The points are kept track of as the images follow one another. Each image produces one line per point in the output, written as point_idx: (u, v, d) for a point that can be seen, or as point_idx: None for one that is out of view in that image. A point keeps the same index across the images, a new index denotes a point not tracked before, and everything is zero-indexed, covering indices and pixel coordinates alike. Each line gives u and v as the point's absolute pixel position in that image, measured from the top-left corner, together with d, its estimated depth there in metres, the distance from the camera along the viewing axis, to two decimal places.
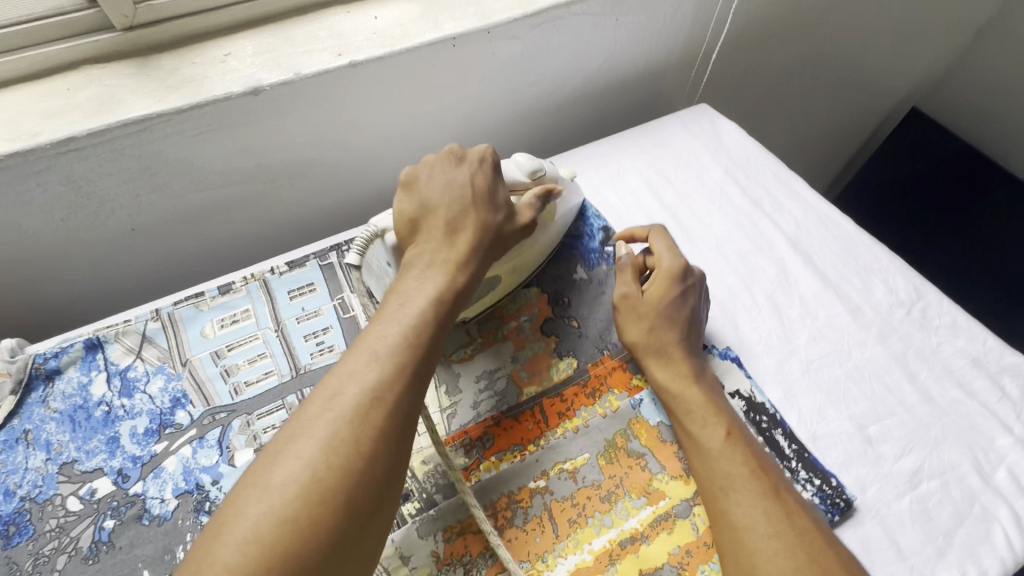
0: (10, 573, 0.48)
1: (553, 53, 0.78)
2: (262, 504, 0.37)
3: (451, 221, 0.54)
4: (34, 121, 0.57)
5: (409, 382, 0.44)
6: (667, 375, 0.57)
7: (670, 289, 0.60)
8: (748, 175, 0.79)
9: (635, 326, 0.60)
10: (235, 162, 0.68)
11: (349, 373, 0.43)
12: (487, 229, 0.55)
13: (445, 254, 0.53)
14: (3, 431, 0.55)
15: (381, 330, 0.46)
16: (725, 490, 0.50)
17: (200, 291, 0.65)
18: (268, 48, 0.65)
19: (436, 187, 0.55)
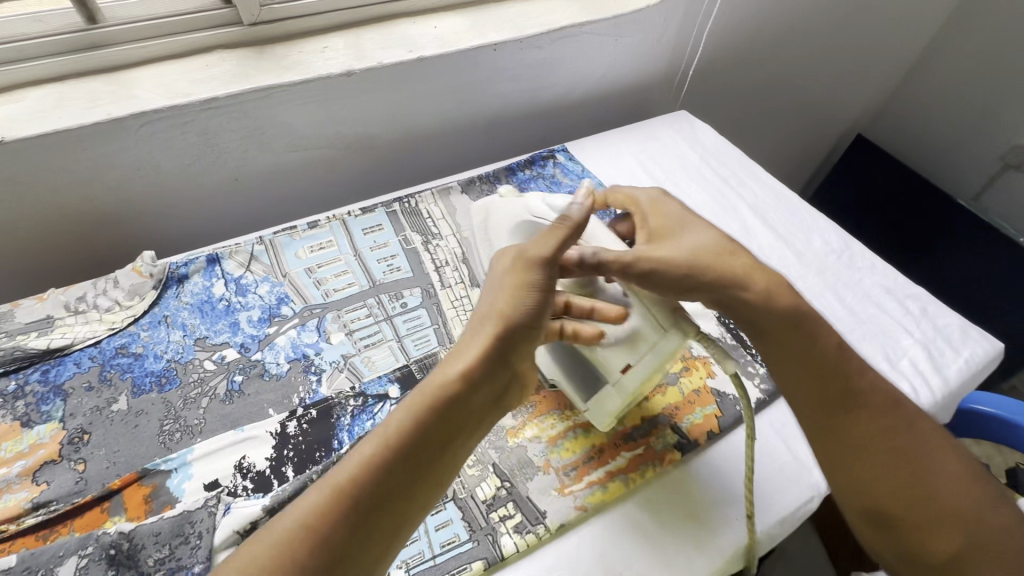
0: (165, 408, 0.62)
1: (567, 61, 1.00)
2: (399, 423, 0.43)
3: (493, 289, 0.51)
4: (185, 86, 0.75)
5: (502, 342, 0.48)
6: (730, 296, 0.55)
7: (666, 206, 0.62)
8: (718, 161, 1.01)
9: (671, 277, 0.55)
10: (324, 130, 0.86)
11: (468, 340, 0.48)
12: (536, 288, 0.50)
13: (495, 311, 0.49)
14: (147, 315, 0.70)
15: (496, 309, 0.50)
16: (844, 407, 0.52)
17: (292, 226, 0.82)
18: (356, 45, 0.85)
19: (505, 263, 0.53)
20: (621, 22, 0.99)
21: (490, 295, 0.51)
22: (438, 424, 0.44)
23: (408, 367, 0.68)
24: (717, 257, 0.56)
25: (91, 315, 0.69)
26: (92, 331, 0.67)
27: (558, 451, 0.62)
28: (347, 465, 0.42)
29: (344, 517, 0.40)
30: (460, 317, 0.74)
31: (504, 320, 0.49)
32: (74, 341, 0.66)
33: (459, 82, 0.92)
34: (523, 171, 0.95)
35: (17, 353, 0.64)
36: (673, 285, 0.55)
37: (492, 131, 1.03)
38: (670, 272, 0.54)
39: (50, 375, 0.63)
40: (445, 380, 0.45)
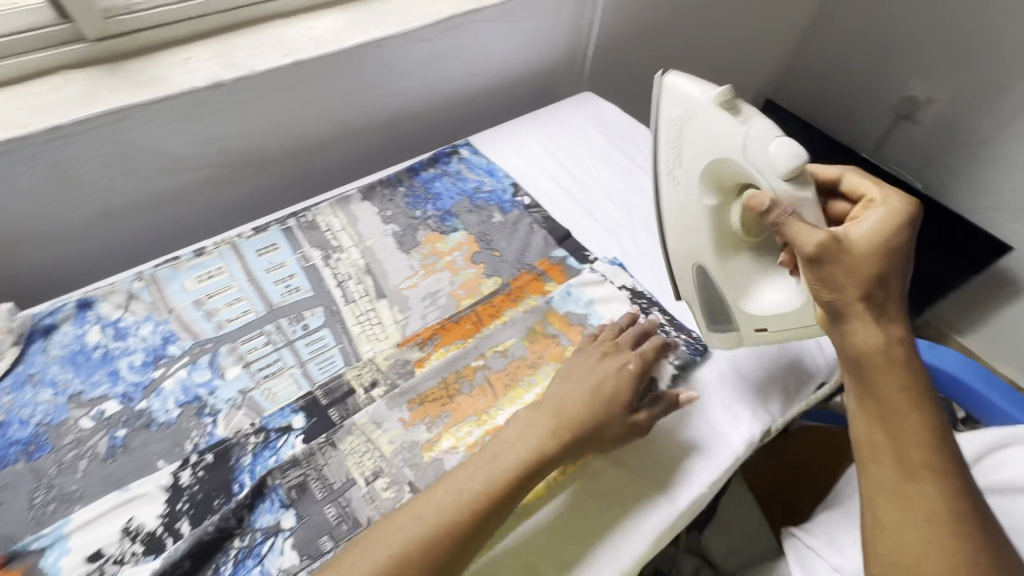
0: (35, 478, 0.56)
1: (461, 52, 0.97)
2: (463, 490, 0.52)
3: (568, 380, 0.61)
4: (22, 116, 0.67)
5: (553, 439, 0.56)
6: (867, 340, 0.49)
7: (902, 226, 0.51)
8: (624, 140, 1.01)
9: (841, 284, 0.50)
10: (201, 148, 0.80)
11: (527, 428, 0.57)
12: (603, 385, 0.61)
13: (577, 400, 0.59)
14: (9, 377, 0.63)
15: (559, 401, 0.59)
16: (913, 475, 0.47)
17: (175, 256, 0.75)
18: (223, 53, 0.79)
19: (579, 366, 0.63)
20: (511, 8, 0.96)
21: (564, 387, 0.61)
22: (516, 495, 0.53)
23: (312, 393, 0.64)
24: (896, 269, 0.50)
25: None
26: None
27: None
28: (426, 506, 0.51)
29: (423, 558, 0.48)
30: (367, 332, 0.70)
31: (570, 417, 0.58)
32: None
33: (346, 84, 0.87)
34: (427, 170, 0.91)
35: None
36: (843, 289, 0.50)
37: (393, 131, 0.99)
38: (839, 269, 0.49)
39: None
40: (526, 456, 0.55)
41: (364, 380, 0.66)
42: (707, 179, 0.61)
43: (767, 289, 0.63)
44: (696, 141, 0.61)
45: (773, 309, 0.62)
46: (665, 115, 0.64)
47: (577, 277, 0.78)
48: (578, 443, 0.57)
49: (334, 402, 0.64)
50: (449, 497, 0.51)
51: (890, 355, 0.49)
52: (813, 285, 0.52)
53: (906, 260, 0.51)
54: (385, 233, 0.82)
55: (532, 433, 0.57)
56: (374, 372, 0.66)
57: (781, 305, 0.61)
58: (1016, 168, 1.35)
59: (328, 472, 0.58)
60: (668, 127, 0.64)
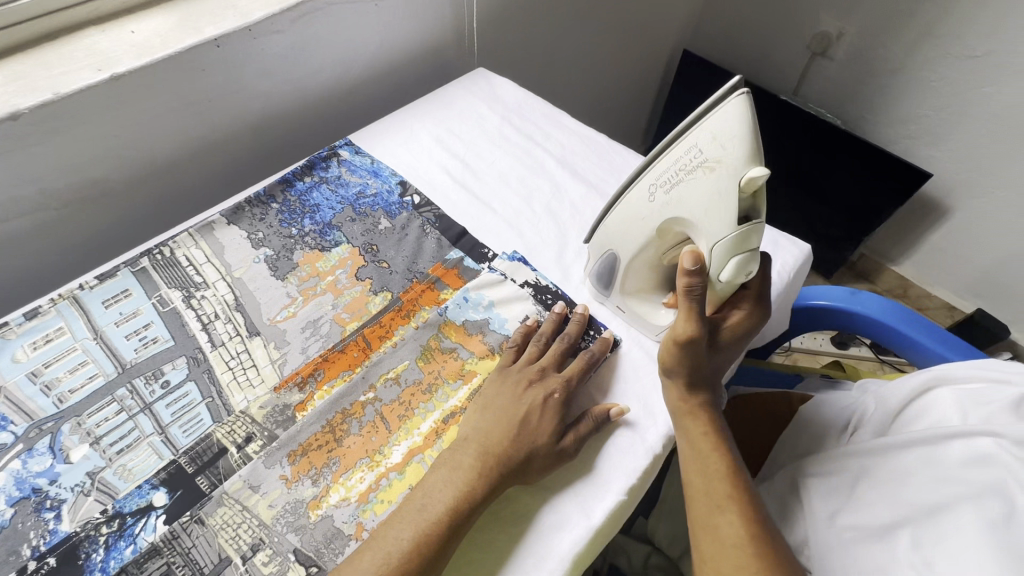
0: None
1: (325, 41, 0.86)
2: (377, 555, 0.47)
3: (490, 411, 0.57)
4: None
5: (473, 487, 0.52)
6: (675, 400, 0.57)
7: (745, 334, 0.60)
8: (520, 116, 0.93)
9: (688, 366, 0.56)
10: (17, 191, 0.68)
11: (447, 479, 0.52)
12: (526, 412, 0.57)
13: (496, 432, 0.55)
14: None
15: (477, 437, 0.55)
16: (721, 506, 0.51)
17: (3, 322, 0.64)
18: (22, 76, 0.66)
19: (499, 392, 0.59)
20: None
21: (488, 423, 0.56)
22: (444, 546, 0.49)
23: (176, 462, 0.56)
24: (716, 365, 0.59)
25: None
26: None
27: (371, 508, 0.54)
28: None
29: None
30: (239, 379, 0.62)
31: (490, 453, 0.54)
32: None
33: (189, 94, 0.76)
34: (303, 179, 0.82)
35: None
36: (684, 368, 0.56)
37: (264, 139, 0.89)
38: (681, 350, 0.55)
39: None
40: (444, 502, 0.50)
41: (237, 437, 0.58)
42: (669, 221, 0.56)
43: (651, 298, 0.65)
44: (693, 189, 0.52)
45: (653, 321, 0.65)
46: (698, 141, 0.51)
47: (474, 279, 0.71)
48: (505, 480, 0.53)
49: (202, 468, 0.56)
50: (366, 573, 0.46)
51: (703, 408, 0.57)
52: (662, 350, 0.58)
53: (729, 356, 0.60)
54: (255, 259, 0.72)
55: (456, 475, 0.52)
56: (249, 425, 0.58)
57: (657, 321, 0.65)
58: (928, 94, 1.34)
59: (196, 555, 0.50)
60: (688, 150, 0.52)
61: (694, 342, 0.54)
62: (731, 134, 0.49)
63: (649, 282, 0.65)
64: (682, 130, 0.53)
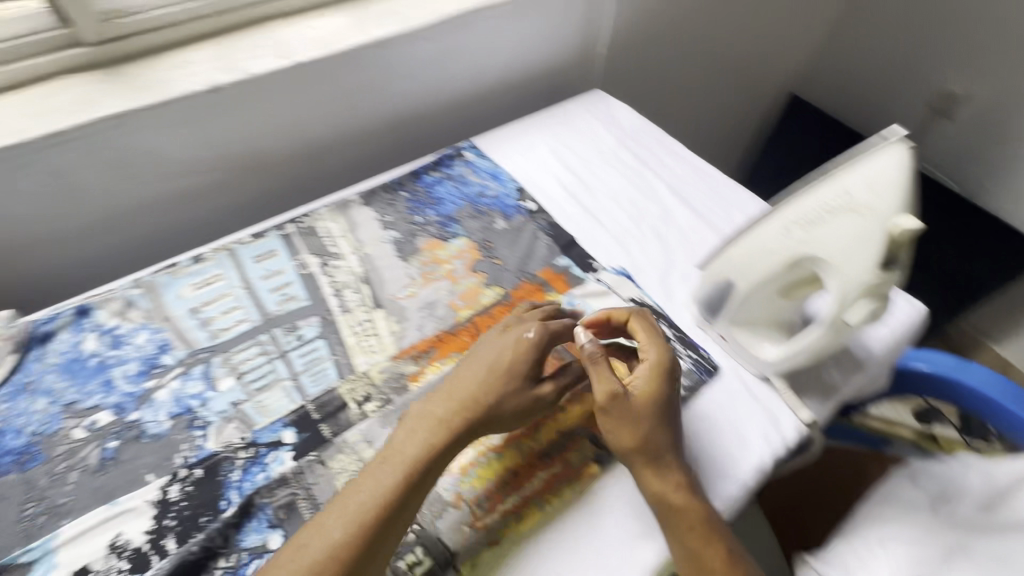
0: (28, 490, 0.56)
1: (468, 51, 0.94)
2: (341, 511, 0.50)
3: (413, 428, 0.55)
4: (23, 122, 0.66)
5: (441, 442, 0.54)
6: (658, 489, 0.55)
7: (665, 382, 0.59)
8: (635, 140, 0.97)
9: (628, 425, 0.56)
10: (200, 152, 0.78)
11: (412, 433, 0.55)
12: (503, 369, 0.58)
13: (435, 417, 0.56)
14: (7, 385, 0.63)
15: (448, 393, 0.57)
16: None
17: (174, 262, 0.75)
18: (222, 54, 0.77)
19: (485, 352, 0.60)
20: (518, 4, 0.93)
21: (468, 370, 0.59)
22: (404, 501, 0.51)
23: (304, 408, 0.63)
24: (659, 402, 0.58)
25: None
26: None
27: (470, 481, 0.58)
28: (318, 558, 0.47)
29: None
30: (362, 344, 0.68)
31: (467, 401, 0.56)
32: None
33: (348, 85, 0.85)
34: (430, 174, 0.89)
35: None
36: (636, 448, 0.56)
37: (397, 133, 0.97)
38: (619, 424, 0.56)
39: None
40: (390, 494, 0.50)
41: (357, 395, 0.64)
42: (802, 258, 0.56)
43: (757, 332, 0.66)
44: (839, 231, 0.54)
45: (755, 354, 0.66)
46: (851, 186, 0.53)
47: (580, 287, 0.75)
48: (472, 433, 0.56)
49: (326, 416, 0.62)
50: (351, 505, 0.50)
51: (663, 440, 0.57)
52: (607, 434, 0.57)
53: (667, 391, 0.59)
54: (383, 240, 0.80)
55: (420, 427, 0.55)
56: (368, 386, 0.64)
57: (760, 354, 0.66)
58: None
59: (317, 492, 0.56)
60: (835, 193, 0.54)
61: (615, 401, 0.57)
62: (889, 180, 0.52)
63: (760, 315, 0.66)
64: (830, 176, 0.56)
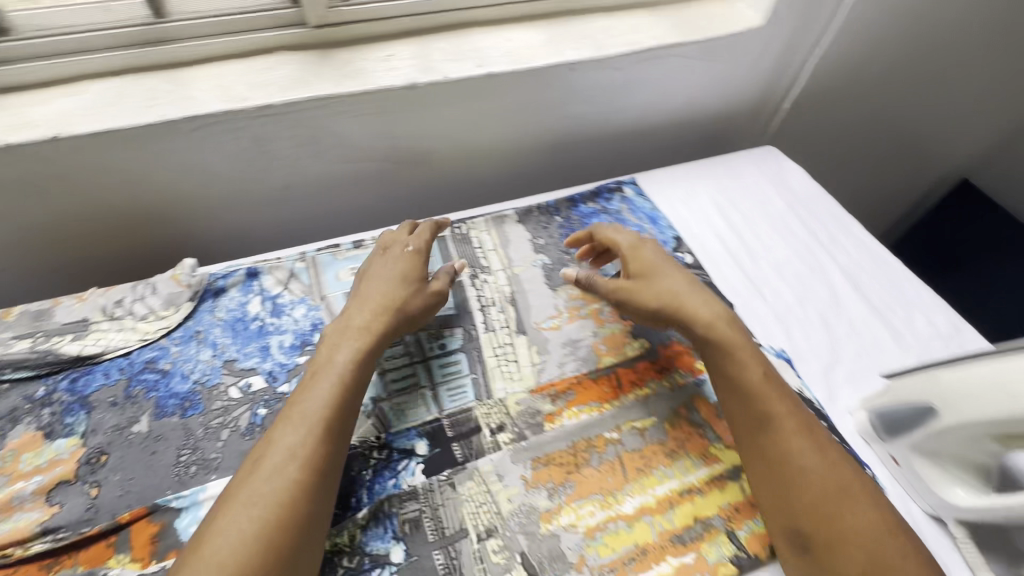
0: (185, 436, 0.59)
1: (649, 85, 0.90)
2: (307, 407, 0.55)
3: (342, 337, 0.61)
4: (243, 90, 0.71)
5: (363, 353, 0.60)
6: (725, 361, 0.61)
7: (653, 258, 0.69)
8: (807, 210, 0.89)
9: (663, 297, 0.65)
10: (379, 142, 0.81)
11: (337, 346, 0.60)
12: (405, 278, 0.66)
13: (358, 327, 0.62)
14: (180, 329, 0.67)
15: (348, 321, 0.62)
16: (801, 471, 0.54)
17: (336, 244, 0.77)
18: (422, 53, 0.79)
19: (377, 273, 0.67)
20: (714, 46, 0.88)
21: (372, 285, 0.66)
22: (354, 399, 0.58)
23: (439, 421, 0.62)
24: (658, 273, 0.68)
25: (127, 322, 0.67)
26: (126, 340, 0.65)
27: (595, 547, 0.55)
28: (276, 465, 0.51)
29: (290, 523, 0.48)
30: (501, 368, 0.67)
31: (372, 311, 0.63)
32: (105, 349, 0.64)
33: (527, 101, 0.84)
34: (587, 204, 0.87)
35: (49, 359, 0.62)
36: (683, 309, 0.64)
37: (556, 153, 0.96)
38: (671, 312, 0.64)
39: (77, 385, 0.61)
40: (319, 417, 0.54)
41: (491, 422, 0.62)
42: None
43: (950, 474, 0.57)
44: None
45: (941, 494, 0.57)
46: None
47: None
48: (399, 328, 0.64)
49: (459, 437, 0.61)
50: (322, 397, 0.56)
51: (728, 381, 0.60)
52: (651, 301, 0.65)
53: (658, 257, 0.70)
54: (533, 263, 0.78)
55: (352, 337, 0.61)
56: (503, 415, 0.63)
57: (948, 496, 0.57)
58: None
59: (443, 515, 0.55)
60: None
61: (654, 304, 0.65)
62: None
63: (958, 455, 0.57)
64: None
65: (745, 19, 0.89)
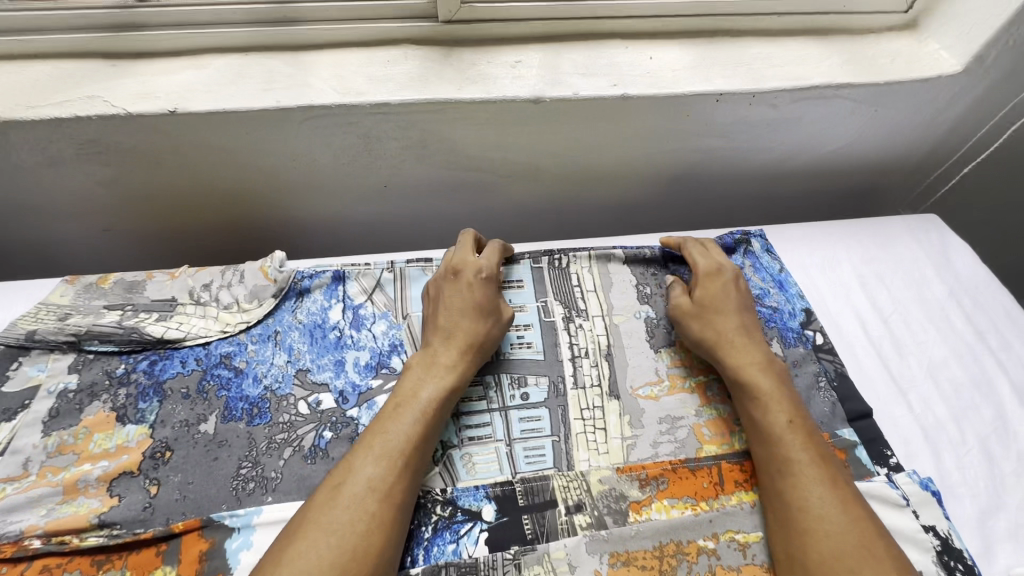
0: (248, 447, 0.56)
1: (801, 127, 0.78)
2: (391, 438, 0.51)
3: (427, 372, 0.56)
4: (361, 83, 0.66)
5: (450, 385, 0.55)
6: (772, 421, 0.56)
7: (726, 290, 0.66)
8: (975, 303, 0.74)
9: (724, 334, 0.62)
10: (489, 154, 0.74)
11: (423, 379, 0.55)
12: (483, 310, 0.60)
13: (437, 361, 0.57)
14: (260, 326, 0.64)
15: (434, 349, 0.58)
16: (851, 567, 0.47)
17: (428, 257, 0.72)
18: (553, 63, 0.71)
19: (454, 299, 0.60)
20: (891, 90, 0.74)
21: (449, 311, 0.60)
22: (433, 434, 0.53)
23: (511, 485, 0.55)
24: (726, 297, 0.65)
25: (210, 310, 0.65)
26: (207, 329, 0.63)
27: None
28: (354, 495, 0.47)
29: (372, 564, 0.44)
30: (586, 436, 0.60)
31: (461, 345, 0.57)
32: (187, 336, 0.62)
33: (657, 130, 0.74)
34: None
35: (134, 337, 0.61)
36: (741, 353, 0.60)
37: (673, 187, 0.86)
38: (729, 354, 0.61)
39: (155, 369, 0.60)
40: (401, 453, 0.50)
41: (568, 499, 0.55)
42: None
43: None
44: None
45: None
46: None
47: (865, 482, 0.57)
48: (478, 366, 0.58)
49: (530, 508, 0.54)
50: (402, 430, 0.51)
51: (750, 424, 0.57)
52: (710, 335, 0.62)
53: (728, 290, 0.66)
54: (636, 314, 0.69)
55: (435, 370, 0.56)
56: (583, 493, 0.55)
57: None
58: None
59: None
60: None
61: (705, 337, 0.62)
62: None
63: None
64: None
65: (937, 63, 0.74)
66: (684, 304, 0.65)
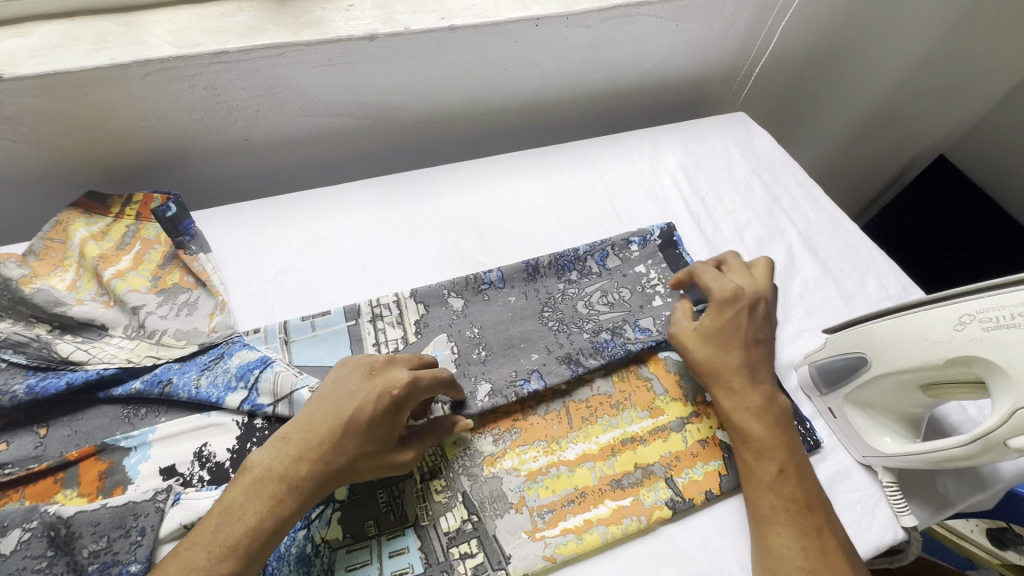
0: (134, 409, 0.58)
1: (619, 45, 0.89)
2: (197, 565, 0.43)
3: (257, 489, 0.47)
4: (197, 36, 0.69)
5: (280, 506, 0.47)
6: (766, 474, 0.55)
7: (730, 320, 0.61)
8: (771, 175, 0.89)
9: (732, 379, 0.59)
10: (340, 97, 0.80)
11: (252, 494, 0.47)
12: (354, 434, 0.49)
13: (277, 470, 0.48)
14: (162, 368, 0.60)
15: (272, 453, 0.49)
16: None
17: (356, 311, 0.67)
18: (384, 4, 0.77)
19: (337, 399, 0.50)
20: (684, 5, 0.86)
21: (319, 414, 0.50)
22: (254, 559, 0.45)
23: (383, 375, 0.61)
24: (737, 330, 0.61)
25: (130, 336, 0.63)
26: (115, 357, 0.60)
27: (536, 489, 0.57)
28: None
29: None
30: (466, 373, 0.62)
31: (306, 460, 0.48)
32: (93, 358, 0.60)
33: (491, 59, 0.83)
34: (637, 264, 0.73)
35: (46, 352, 0.60)
36: (752, 402, 0.58)
37: (523, 112, 0.95)
38: (737, 410, 0.59)
39: (38, 387, 0.56)
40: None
41: None
42: (964, 358, 0.51)
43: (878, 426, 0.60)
44: None
45: (867, 439, 0.60)
46: None
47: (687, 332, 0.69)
48: (324, 488, 0.49)
49: None
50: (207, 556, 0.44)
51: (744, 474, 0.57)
52: (718, 376, 0.60)
53: (741, 322, 0.61)
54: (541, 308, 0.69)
55: (266, 485, 0.47)
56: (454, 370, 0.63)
57: (874, 441, 0.59)
58: None
59: None
60: None
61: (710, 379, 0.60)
62: None
63: (883, 402, 0.60)
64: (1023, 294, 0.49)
65: None
66: (695, 338, 0.62)
